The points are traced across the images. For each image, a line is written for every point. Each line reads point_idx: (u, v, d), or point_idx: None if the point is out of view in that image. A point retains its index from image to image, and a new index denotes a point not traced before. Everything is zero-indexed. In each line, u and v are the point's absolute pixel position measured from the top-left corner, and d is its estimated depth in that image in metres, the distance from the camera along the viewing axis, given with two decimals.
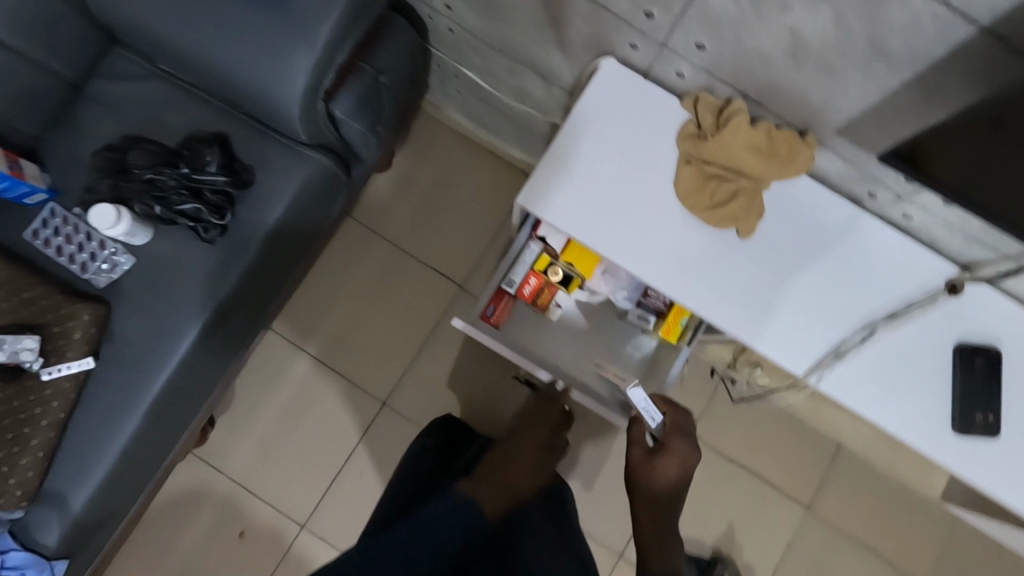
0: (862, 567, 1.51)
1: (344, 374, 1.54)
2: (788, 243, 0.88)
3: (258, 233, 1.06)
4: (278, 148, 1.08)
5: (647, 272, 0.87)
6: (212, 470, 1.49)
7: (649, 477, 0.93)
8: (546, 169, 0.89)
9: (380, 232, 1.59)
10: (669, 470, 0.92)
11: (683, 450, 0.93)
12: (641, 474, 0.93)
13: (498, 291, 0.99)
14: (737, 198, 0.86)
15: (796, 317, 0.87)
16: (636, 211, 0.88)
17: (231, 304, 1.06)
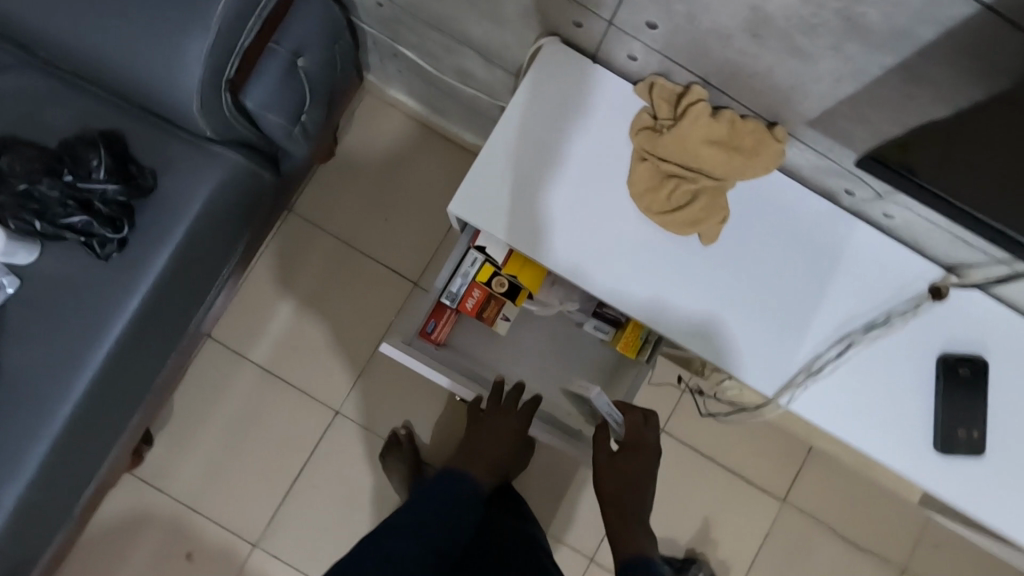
0: (839, 558, 1.47)
1: (292, 382, 1.43)
2: (755, 247, 0.79)
3: (164, 244, 0.93)
4: (183, 145, 0.94)
5: (599, 285, 0.78)
6: (152, 491, 1.38)
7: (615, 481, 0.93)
8: (481, 171, 0.78)
9: (325, 228, 1.46)
10: (633, 471, 0.93)
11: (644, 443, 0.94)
12: (608, 478, 0.93)
13: (438, 305, 0.91)
14: (698, 199, 0.76)
15: (765, 331, 0.79)
16: (584, 216, 0.78)
17: (140, 324, 0.94)
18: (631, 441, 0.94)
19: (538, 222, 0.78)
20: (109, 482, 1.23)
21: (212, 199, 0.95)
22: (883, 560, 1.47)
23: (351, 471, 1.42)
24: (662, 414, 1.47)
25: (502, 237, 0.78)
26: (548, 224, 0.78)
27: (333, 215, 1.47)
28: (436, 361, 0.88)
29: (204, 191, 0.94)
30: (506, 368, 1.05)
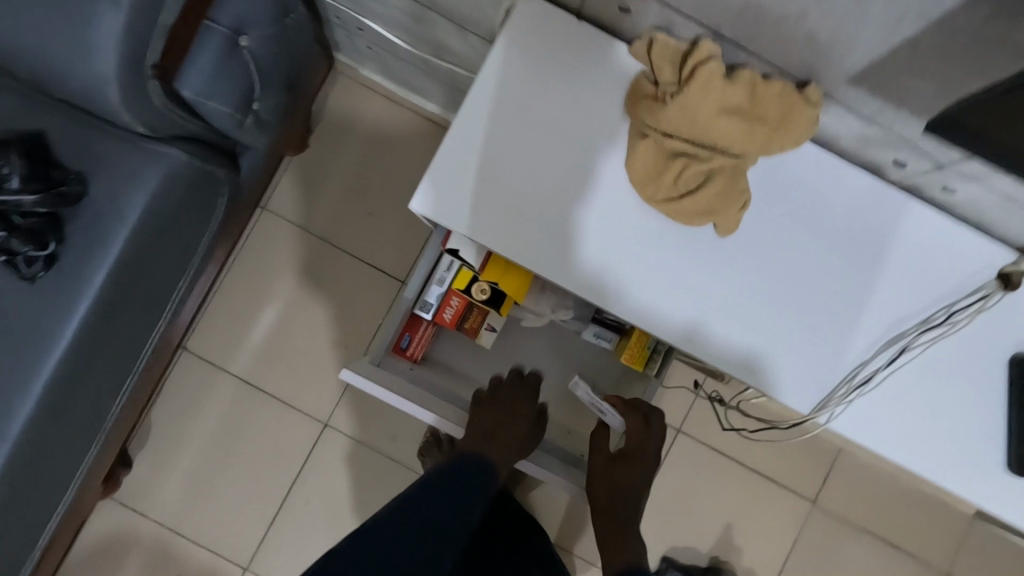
0: (878, 563, 1.35)
1: (276, 392, 1.32)
2: (784, 236, 0.66)
3: (103, 260, 0.82)
4: (115, 144, 0.83)
5: (594, 290, 0.65)
6: (134, 514, 1.30)
7: (608, 489, 0.85)
8: (448, 158, 0.65)
9: (302, 225, 1.35)
10: (632, 480, 0.85)
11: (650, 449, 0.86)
12: (599, 482, 0.85)
13: (413, 316, 0.83)
14: (714, 181, 0.62)
15: (797, 335, 0.65)
16: (576, 208, 0.66)
17: (83, 350, 0.84)
18: (634, 447, 0.85)
19: (517, 216, 0.65)
20: (80, 511, 1.14)
21: (153, 205, 0.84)
22: (925, 561, 1.35)
23: (343, 485, 1.32)
24: (677, 412, 1.34)
25: (475, 237, 0.65)
26: (532, 219, 0.65)
27: (311, 211, 1.35)
28: (405, 383, 0.78)
29: (143, 195, 0.83)
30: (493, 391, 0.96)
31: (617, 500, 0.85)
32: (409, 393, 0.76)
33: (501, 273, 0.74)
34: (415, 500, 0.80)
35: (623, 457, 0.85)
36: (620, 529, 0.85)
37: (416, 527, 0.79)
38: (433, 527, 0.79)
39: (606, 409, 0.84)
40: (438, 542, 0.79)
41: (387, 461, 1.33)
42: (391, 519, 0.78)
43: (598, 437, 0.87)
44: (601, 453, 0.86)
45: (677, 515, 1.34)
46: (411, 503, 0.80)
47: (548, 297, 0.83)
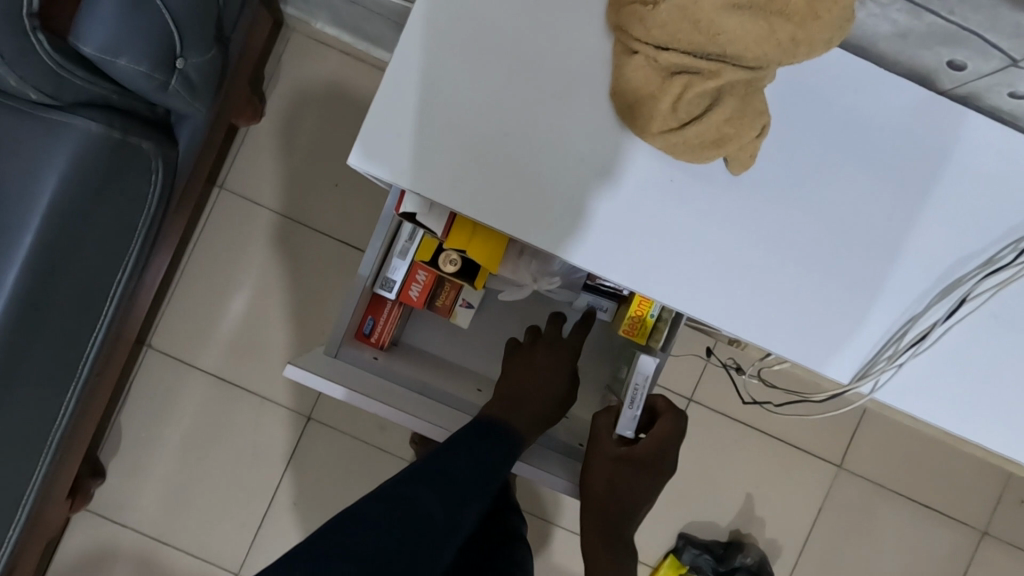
0: (910, 526, 1.26)
1: (251, 387, 1.22)
2: (814, 172, 0.55)
3: (13, 256, 0.71)
4: (13, 119, 0.72)
5: (595, 253, 0.55)
6: (112, 524, 1.21)
7: (607, 491, 0.76)
8: (392, 104, 0.54)
9: (263, 202, 1.23)
10: (634, 487, 0.77)
11: (659, 466, 0.78)
12: (600, 484, 0.76)
13: (376, 298, 0.74)
14: (722, 104, 0.50)
15: (834, 289, 0.56)
16: (562, 155, 0.55)
17: (6, 362, 0.73)
18: (646, 456, 0.77)
19: (492, 168, 0.55)
20: (47, 529, 1.05)
21: (65, 188, 0.72)
22: (962, 522, 1.26)
23: (333, 481, 1.23)
24: (685, 380, 1.24)
25: (442, 196, 0.55)
26: (505, 172, 0.55)
27: (272, 187, 1.23)
28: (367, 377, 0.69)
29: (52, 178, 0.72)
30: (472, 373, 0.88)
31: (615, 504, 0.77)
32: (370, 389, 0.67)
33: (467, 240, 0.64)
34: (421, 468, 0.69)
35: (630, 462, 0.77)
36: (604, 536, 0.79)
37: (422, 501, 0.66)
38: (440, 499, 0.67)
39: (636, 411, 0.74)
40: (448, 519, 0.67)
41: (378, 453, 1.24)
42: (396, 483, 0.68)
43: (600, 425, 0.78)
44: (604, 452, 0.77)
45: (692, 489, 1.25)
46: (417, 474, 0.68)
47: (529, 264, 0.71)
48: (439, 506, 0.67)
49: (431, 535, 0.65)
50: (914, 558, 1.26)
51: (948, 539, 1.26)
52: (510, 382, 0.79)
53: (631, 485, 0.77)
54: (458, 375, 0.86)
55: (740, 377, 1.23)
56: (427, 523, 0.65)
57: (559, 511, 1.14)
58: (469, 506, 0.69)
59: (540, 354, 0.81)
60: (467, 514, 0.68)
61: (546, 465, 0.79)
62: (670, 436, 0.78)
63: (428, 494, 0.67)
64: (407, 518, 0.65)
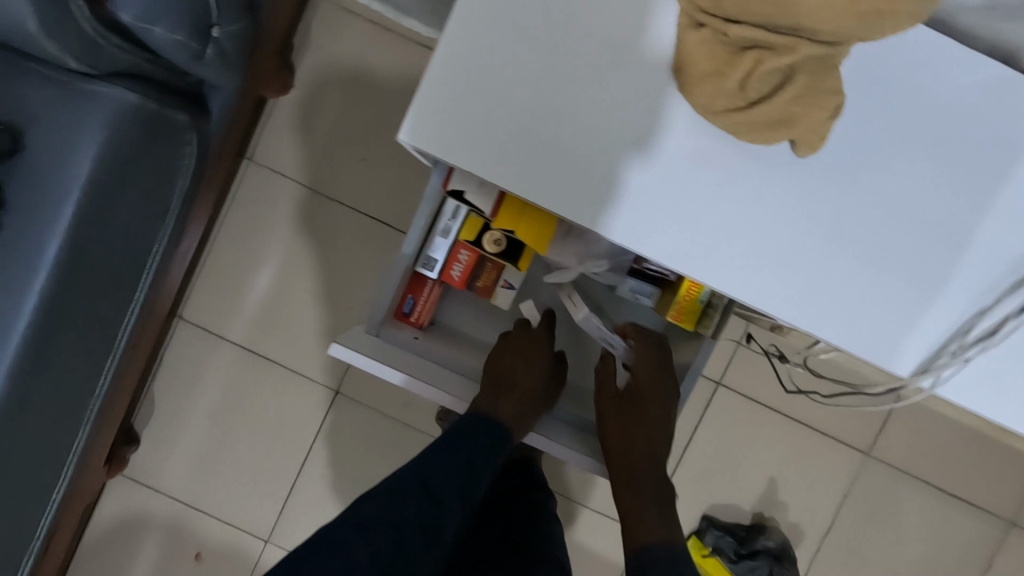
0: (938, 515, 1.25)
1: (279, 360, 1.23)
2: (884, 157, 0.53)
3: (53, 228, 0.71)
4: (46, 87, 0.71)
5: (647, 238, 0.53)
6: (147, 490, 1.24)
7: (620, 435, 0.76)
8: (442, 81, 0.53)
9: (290, 175, 1.22)
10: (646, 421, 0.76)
11: (663, 394, 0.77)
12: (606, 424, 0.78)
13: (416, 277, 0.73)
14: (792, 83, 0.48)
15: (898, 279, 0.53)
16: (616, 134, 0.53)
17: (47, 333, 0.74)
18: (647, 386, 0.77)
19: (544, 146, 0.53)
20: (86, 493, 1.08)
21: (101, 160, 0.72)
22: (990, 512, 1.24)
23: (359, 455, 1.24)
24: (714, 363, 1.23)
25: (492, 176, 0.54)
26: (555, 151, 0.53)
27: (301, 159, 1.22)
28: (408, 356, 0.70)
29: (87, 150, 0.71)
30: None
31: (629, 446, 0.76)
32: (412, 368, 0.67)
33: (516, 220, 0.63)
34: (400, 482, 0.69)
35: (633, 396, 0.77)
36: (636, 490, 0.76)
37: (403, 517, 0.66)
38: (421, 517, 0.67)
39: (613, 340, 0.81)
40: (426, 537, 0.67)
41: (404, 428, 1.25)
42: (376, 497, 0.68)
43: (602, 375, 0.80)
44: (609, 393, 0.79)
45: (716, 471, 1.25)
46: (400, 487, 0.68)
47: (574, 245, 0.70)
48: (419, 522, 0.67)
49: (410, 552, 0.65)
50: (939, 547, 1.25)
51: (974, 528, 1.24)
52: (495, 367, 0.79)
53: (636, 425, 0.76)
54: None
55: (784, 367, 1.22)
56: (403, 542, 0.65)
57: (584, 491, 1.15)
58: (451, 524, 0.69)
59: (520, 336, 0.82)
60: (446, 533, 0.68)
61: (565, 439, 0.81)
62: (656, 360, 0.77)
63: (411, 508, 0.67)
64: (383, 534, 0.65)
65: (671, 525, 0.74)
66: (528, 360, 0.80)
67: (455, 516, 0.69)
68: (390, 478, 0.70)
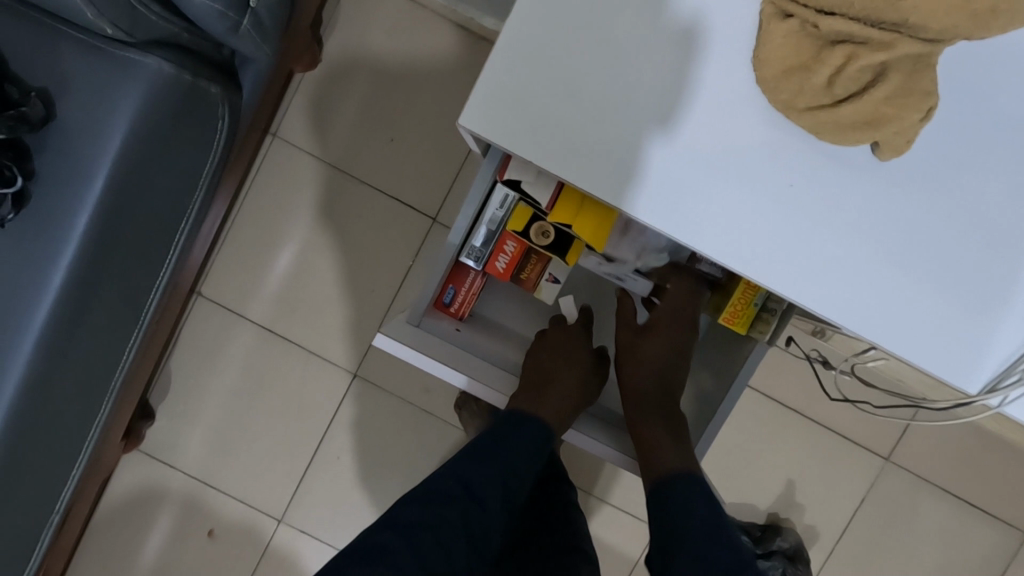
0: (956, 524, 1.24)
1: (298, 341, 1.22)
2: (963, 163, 0.51)
3: (84, 200, 0.70)
4: (81, 53, 0.69)
5: (705, 233, 0.51)
6: (162, 465, 1.24)
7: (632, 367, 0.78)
8: (507, 63, 0.51)
9: (316, 154, 1.19)
10: (657, 354, 0.76)
11: (676, 329, 0.76)
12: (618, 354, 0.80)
13: (459, 268, 0.71)
14: (886, 80, 0.48)
15: (970, 290, 0.51)
16: (683, 124, 0.51)
17: (73, 309, 0.72)
18: (661, 319, 0.77)
19: (606, 133, 0.51)
20: (103, 467, 1.08)
21: (135, 132, 0.70)
22: (1008, 523, 1.23)
23: (376, 439, 1.24)
24: None
25: (551, 163, 0.51)
26: (618, 140, 0.51)
27: (328, 138, 1.19)
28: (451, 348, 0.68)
29: (122, 120, 0.69)
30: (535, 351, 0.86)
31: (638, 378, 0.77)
32: (456, 360, 0.66)
33: (574, 213, 0.62)
34: (436, 487, 0.69)
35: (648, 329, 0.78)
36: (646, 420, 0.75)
37: (445, 519, 0.68)
38: (461, 522, 0.68)
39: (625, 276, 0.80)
40: (467, 542, 0.68)
41: (423, 414, 1.24)
42: (415, 503, 0.69)
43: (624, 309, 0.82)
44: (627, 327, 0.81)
45: (734, 471, 1.24)
46: (437, 492, 0.69)
47: (633, 239, 0.74)
48: (460, 524, 0.68)
49: (453, 555, 0.67)
50: (955, 556, 1.24)
51: (991, 539, 1.24)
52: (535, 363, 0.78)
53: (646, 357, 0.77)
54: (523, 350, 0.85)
55: (829, 374, 1.19)
56: (445, 548, 0.67)
57: (603, 484, 1.14)
58: (493, 523, 0.70)
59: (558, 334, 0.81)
60: (487, 537, 0.70)
61: (597, 434, 0.80)
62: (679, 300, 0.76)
63: (450, 513, 0.68)
64: (422, 542, 0.66)
65: (688, 456, 0.72)
66: (569, 353, 0.79)
67: (494, 520, 0.70)
68: (425, 481, 0.71)
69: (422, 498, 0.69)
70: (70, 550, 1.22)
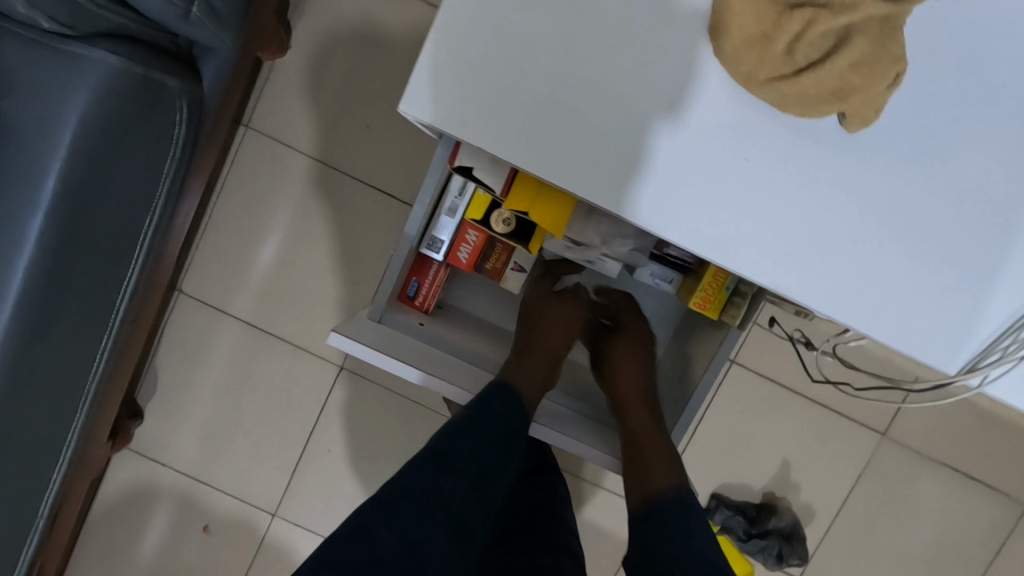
0: (955, 498, 1.22)
1: (284, 335, 1.21)
2: (940, 137, 0.49)
3: (37, 201, 0.67)
4: (24, 48, 0.66)
5: (691, 224, 0.49)
6: (153, 463, 1.24)
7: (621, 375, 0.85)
8: (461, 44, 0.48)
9: (291, 144, 1.17)
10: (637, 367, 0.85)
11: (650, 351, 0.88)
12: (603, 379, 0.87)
13: (421, 263, 0.82)
14: (850, 45, 0.45)
15: (950, 271, 0.50)
16: (657, 109, 0.49)
17: (37, 314, 0.71)
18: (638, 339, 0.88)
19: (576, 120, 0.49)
20: (91, 467, 1.07)
21: (89, 128, 0.67)
22: (1007, 496, 1.22)
23: (366, 430, 1.23)
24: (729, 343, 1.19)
25: (510, 153, 0.49)
26: (589, 128, 0.49)
27: (304, 127, 1.17)
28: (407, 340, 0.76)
29: (73, 117, 0.67)
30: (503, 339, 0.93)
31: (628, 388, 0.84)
32: (410, 356, 0.72)
33: (531, 199, 0.64)
34: (435, 450, 0.69)
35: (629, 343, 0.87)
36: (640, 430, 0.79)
37: (440, 490, 0.66)
38: (458, 484, 0.67)
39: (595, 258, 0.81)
40: (463, 507, 0.67)
41: (411, 404, 1.23)
42: (411, 470, 0.67)
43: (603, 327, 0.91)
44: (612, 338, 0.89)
45: (728, 451, 1.23)
46: (435, 455, 0.68)
47: (597, 224, 0.75)
48: (456, 493, 0.67)
49: (452, 520, 0.65)
50: (955, 530, 1.23)
51: (990, 512, 1.22)
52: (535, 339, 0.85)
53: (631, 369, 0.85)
54: (491, 339, 0.93)
55: (811, 354, 1.18)
56: (441, 511, 0.65)
57: (594, 469, 1.14)
58: (473, 499, 0.68)
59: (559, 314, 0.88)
60: (483, 502, 0.68)
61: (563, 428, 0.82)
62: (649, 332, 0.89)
63: (445, 477, 0.67)
64: (419, 502, 0.65)
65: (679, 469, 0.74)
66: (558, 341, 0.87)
67: (487, 486, 0.70)
68: (422, 450, 0.70)
69: (421, 460, 0.68)
70: (66, 549, 1.23)
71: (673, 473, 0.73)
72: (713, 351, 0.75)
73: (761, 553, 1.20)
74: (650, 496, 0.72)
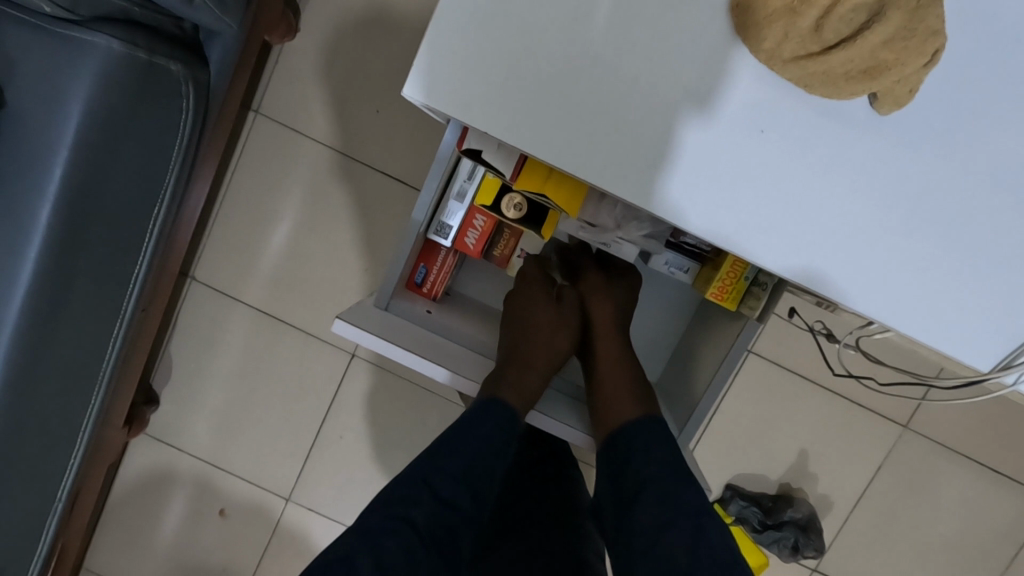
0: (978, 491, 1.19)
1: (295, 322, 1.21)
2: (975, 122, 0.47)
3: (43, 190, 0.67)
4: (24, 32, 0.65)
5: (709, 213, 0.47)
6: (170, 448, 1.25)
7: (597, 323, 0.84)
8: (471, 26, 0.46)
9: (300, 129, 1.15)
10: (609, 313, 0.84)
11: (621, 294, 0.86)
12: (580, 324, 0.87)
13: (429, 249, 0.81)
14: (884, 20, 0.43)
15: (985, 265, 0.48)
16: (678, 93, 0.46)
17: (47, 301, 0.71)
18: (617, 282, 0.87)
19: (593, 103, 0.46)
20: (107, 451, 1.09)
21: (92, 116, 0.67)
22: None
23: (377, 417, 1.23)
24: None
25: (525, 140, 0.47)
26: (605, 112, 0.46)
27: (314, 112, 1.15)
28: (414, 328, 0.75)
29: (76, 103, 0.66)
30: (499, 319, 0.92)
31: (600, 335, 0.84)
32: (416, 345, 0.71)
33: (543, 180, 0.64)
34: (421, 470, 0.69)
35: (606, 287, 0.86)
36: (608, 376, 0.79)
37: (424, 511, 0.66)
38: (444, 508, 0.67)
39: (612, 243, 0.78)
40: (447, 531, 0.67)
41: (422, 392, 1.23)
42: (395, 491, 0.67)
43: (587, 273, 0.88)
44: (594, 278, 0.87)
45: (743, 442, 1.20)
46: (420, 475, 0.68)
47: (611, 208, 0.73)
48: (440, 517, 0.67)
49: (435, 543, 0.65)
50: (976, 523, 1.20)
51: (1013, 505, 1.19)
52: (515, 322, 0.84)
53: (601, 308, 0.85)
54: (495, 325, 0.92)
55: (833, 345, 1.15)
56: (425, 534, 0.65)
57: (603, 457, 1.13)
58: (459, 524, 0.68)
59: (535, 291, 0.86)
60: (469, 527, 0.69)
61: (568, 419, 0.81)
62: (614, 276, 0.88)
63: (430, 499, 0.67)
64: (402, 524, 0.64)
65: (646, 405, 0.74)
66: (545, 320, 0.83)
67: (472, 508, 0.69)
68: (405, 470, 0.70)
69: (406, 480, 0.68)
70: (87, 530, 1.25)
71: (637, 412, 0.73)
72: (726, 338, 0.74)
73: (774, 544, 1.18)
74: (613, 434, 0.73)
